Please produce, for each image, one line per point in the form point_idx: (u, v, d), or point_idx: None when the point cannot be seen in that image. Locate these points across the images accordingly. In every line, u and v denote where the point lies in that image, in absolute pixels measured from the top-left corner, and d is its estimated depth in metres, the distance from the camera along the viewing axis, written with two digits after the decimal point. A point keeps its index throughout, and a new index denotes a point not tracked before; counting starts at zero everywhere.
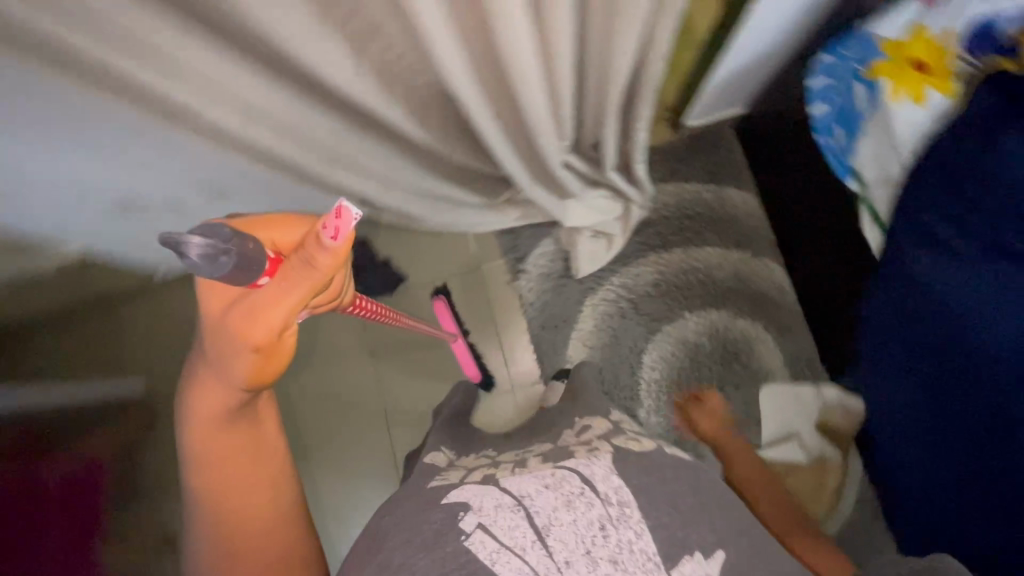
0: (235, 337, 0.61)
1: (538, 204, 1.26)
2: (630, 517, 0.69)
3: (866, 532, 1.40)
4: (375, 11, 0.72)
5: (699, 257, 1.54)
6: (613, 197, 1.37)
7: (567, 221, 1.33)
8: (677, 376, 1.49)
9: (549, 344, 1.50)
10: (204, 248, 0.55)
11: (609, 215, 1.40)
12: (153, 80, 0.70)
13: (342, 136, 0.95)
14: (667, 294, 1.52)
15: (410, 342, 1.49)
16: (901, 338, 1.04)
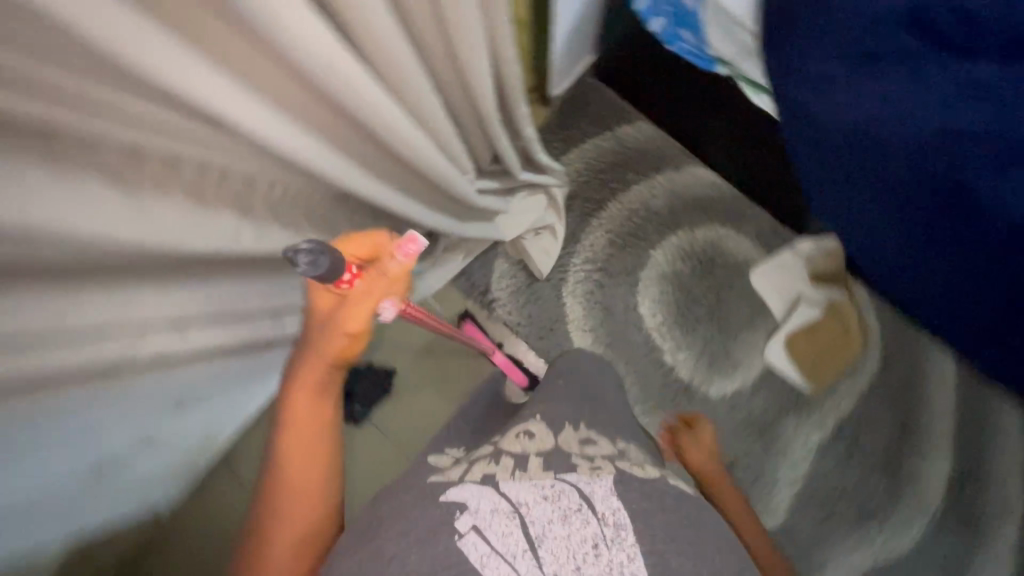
0: (335, 325, 0.75)
1: (473, 236, 1.26)
2: (624, 540, 0.69)
3: (903, 343, 1.48)
4: (248, 164, 0.70)
5: (633, 199, 1.59)
6: (532, 192, 1.39)
7: (503, 235, 1.35)
8: (677, 310, 1.52)
9: (554, 349, 1.52)
10: (307, 255, 0.65)
11: (539, 208, 1.41)
12: (81, 354, 0.66)
13: (273, 287, 0.92)
14: (627, 245, 1.56)
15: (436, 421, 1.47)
16: (893, 198, 1.08)
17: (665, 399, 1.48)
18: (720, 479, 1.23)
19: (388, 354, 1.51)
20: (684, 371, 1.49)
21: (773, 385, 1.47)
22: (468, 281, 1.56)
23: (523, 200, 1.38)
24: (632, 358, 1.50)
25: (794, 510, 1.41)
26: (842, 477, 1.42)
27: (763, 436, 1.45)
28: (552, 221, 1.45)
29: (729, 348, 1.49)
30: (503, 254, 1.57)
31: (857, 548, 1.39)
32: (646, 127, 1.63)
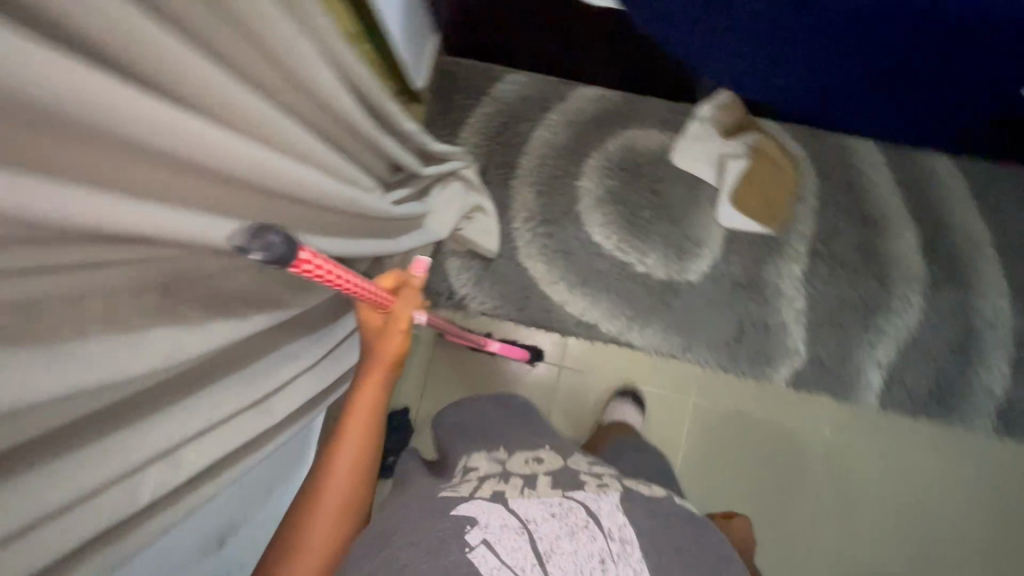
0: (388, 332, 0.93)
1: (414, 245, 1.28)
2: (630, 554, 0.74)
3: (831, 151, 1.55)
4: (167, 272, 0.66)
5: (539, 146, 1.62)
6: (444, 181, 1.40)
7: (439, 233, 1.36)
8: (625, 222, 1.56)
9: (538, 311, 1.54)
10: (256, 242, 0.54)
11: (460, 194, 1.43)
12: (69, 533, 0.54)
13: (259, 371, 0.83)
14: (554, 189, 1.60)
15: None
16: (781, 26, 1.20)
17: (656, 304, 1.52)
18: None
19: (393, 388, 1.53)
20: (660, 271, 1.53)
21: (740, 244, 1.53)
22: (430, 290, 1.56)
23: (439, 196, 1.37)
24: (610, 283, 1.54)
25: (811, 341, 1.48)
26: (835, 292, 1.49)
27: (754, 292, 1.50)
28: (477, 200, 1.47)
29: (686, 231, 1.54)
30: (450, 251, 1.58)
31: (878, 347, 1.46)
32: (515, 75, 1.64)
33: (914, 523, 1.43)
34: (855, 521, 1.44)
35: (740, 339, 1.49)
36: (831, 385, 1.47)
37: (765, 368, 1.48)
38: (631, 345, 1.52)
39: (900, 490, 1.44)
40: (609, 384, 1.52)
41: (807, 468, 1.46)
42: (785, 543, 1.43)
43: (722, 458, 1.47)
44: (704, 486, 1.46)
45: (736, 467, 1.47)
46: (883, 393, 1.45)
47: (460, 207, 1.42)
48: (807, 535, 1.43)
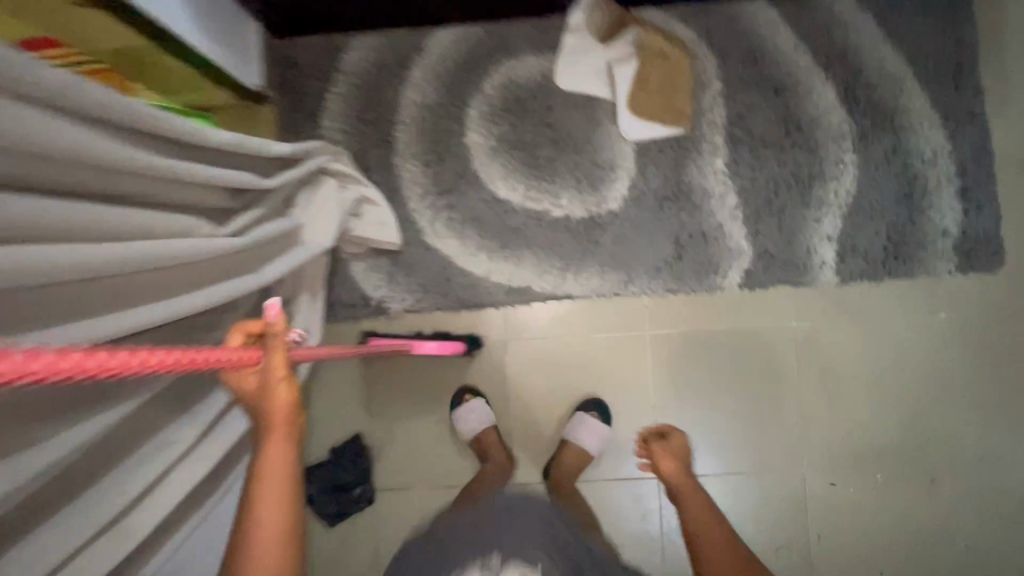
0: (265, 392, 0.75)
1: (291, 265, 1.14)
2: None
3: (726, 24, 1.38)
4: None
5: (411, 110, 1.44)
6: (309, 183, 1.25)
7: (318, 241, 1.23)
8: (527, 167, 1.41)
9: (463, 292, 1.40)
10: None
11: (331, 190, 1.27)
12: None
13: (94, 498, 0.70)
14: (441, 152, 1.43)
15: (422, 427, 1.41)
16: None
17: (584, 245, 1.39)
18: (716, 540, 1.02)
19: (336, 411, 1.43)
20: (579, 209, 1.39)
21: (653, 154, 1.39)
22: (345, 303, 1.42)
23: (311, 205, 1.24)
24: (530, 238, 1.39)
25: (753, 235, 1.36)
26: (765, 176, 1.37)
27: (681, 202, 1.38)
28: (357, 195, 1.32)
29: (594, 158, 1.40)
30: (351, 255, 1.42)
31: (823, 220, 1.35)
32: (361, 40, 1.45)
33: (897, 386, 1.38)
34: (839, 402, 1.39)
35: (680, 255, 1.37)
36: (786, 274, 1.36)
37: (714, 278, 1.37)
38: (571, 296, 1.39)
39: (876, 358, 1.38)
40: (559, 343, 1.41)
41: (782, 365, 1.39)
42: (773, 444, 1.39)
43: (693, 382, 1.40)
44: (680, 415, 1.40)
45: (709, 386, 1.40)
46: (840, 267, 1.36)
47: (340, 208, 1.28)
48: (793, 430, 1.39)
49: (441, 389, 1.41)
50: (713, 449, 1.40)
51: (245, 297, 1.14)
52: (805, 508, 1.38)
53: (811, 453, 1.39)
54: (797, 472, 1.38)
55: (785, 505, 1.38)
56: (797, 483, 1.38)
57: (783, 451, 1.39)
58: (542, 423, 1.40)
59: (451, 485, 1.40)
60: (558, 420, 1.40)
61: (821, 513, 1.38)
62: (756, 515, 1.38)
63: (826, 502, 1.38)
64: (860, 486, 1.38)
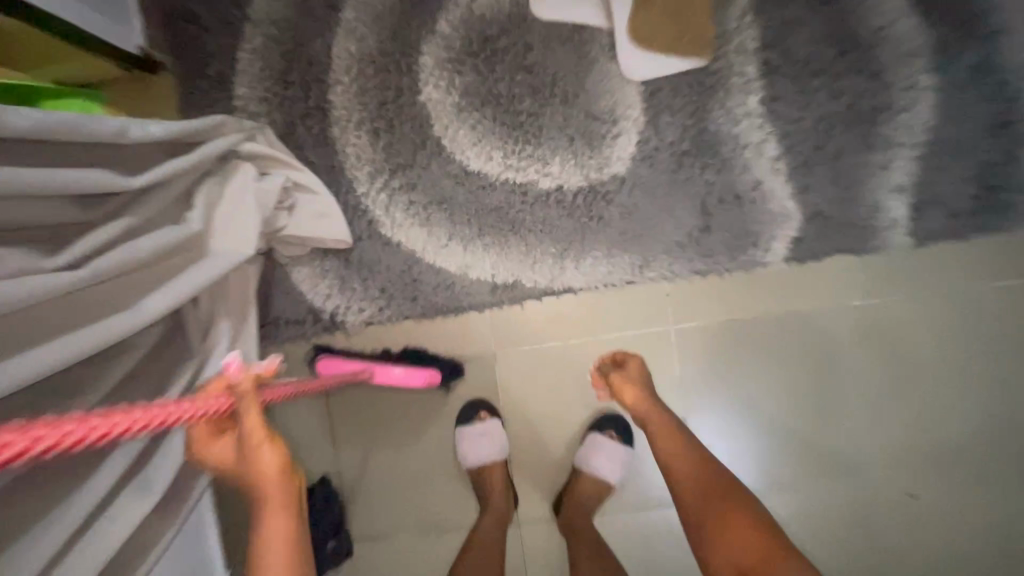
0: (244, 458, 0.61)
1: (193, 289, 0.85)
2: None
3: None
4: None
5: (349, 64, 1.11)
6: (217, 176, 0.95)
7: (232, 251, 0.93)
8: (504, 127, 1.09)
9: (435, 295, 1.10)
10: None
11: (247, 179, 0.97)
12: None
13: None
14: (392, 117, 1.11)
15: (399, 463, 1.14)
16: None
17: (584, 222, 1.09)
18: (703, 493, 0.86)
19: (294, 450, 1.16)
20: (574, 178, 1.08)
21: (667, 96, 1.07)
22: (291, 320, 1.13)
23: (223, 204, 0.94)
24: (515, 220, 1.09)
25: (802, 191, 1.06)
26: (814, 113, 1.05)
27: (705, 157, 1.07)
28: (281, 179, 1.01)
29: (590, 108, 1.08)
30: (295, 259, 1.13)
31: (892, 165, 1.05)
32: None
33: (993, 371, 1.08)
34: (917, 396, 1.10)
35: (708, 225, 1.07)
36: (846, 237, 1.06)
37: (753, 251, 1.08)
38: (573, 289, 1.10)
39: (965, 338, 1.08)
40: (561, 348, 1.13)
41: (845, 352, 1.10)
42: (835, 454, 1.12)
43: (730, 384, 1.12)
44: (714, 426, 1.13)
45: (750, 387, 1.12)
46: (916, 224, 1.05)
47: (263, 201, 0.98)
48: (858, 434, 1.11)
49: (421, 415, 1.15)
50: (757, 464, 1.13)
51: (141, 334, 0.85)
52: (879, 531, 1.10)
53: (884, 462, 1.11)
54: (866, 485, 1.11)
55: (855, 527, 1.11)
56: (866, 499, 1.11)
57: (847, 461, 1.11)
58: (547, 444, 1.14)
59: (443, 530, 1.14)
60: (567, 442, 1.14)
61: (901, 537, 1.10)
62: (817, 543, 1.11)
63: (907, 522, 1.10)
64: (949, 500, 1.09)
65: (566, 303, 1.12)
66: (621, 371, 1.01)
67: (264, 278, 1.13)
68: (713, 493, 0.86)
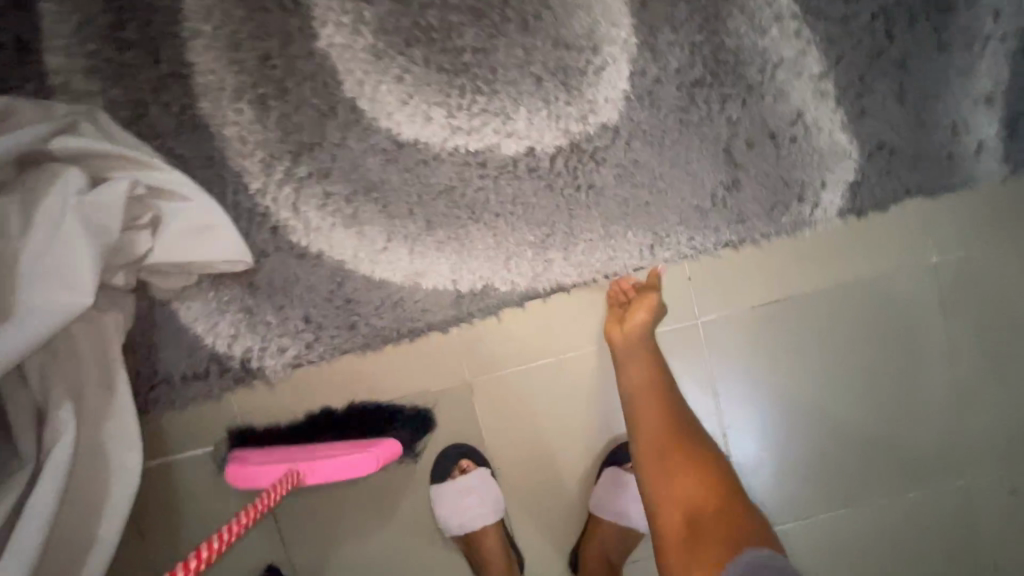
0: None
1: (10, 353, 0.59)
2: None
3: None
4: None
5: (210, 5, 0.77)
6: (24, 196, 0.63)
7: (58, 306, 0.62)
8: (443, 74, 0.77)
9: (380, 318, 0.81)
10: None
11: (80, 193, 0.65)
12: None
13: None
14: (285, 76, 0.78)
15: (365, 543, 0.85)
16: None
17: (570, 195, 0.79)
18: (671, 433, 0.73)
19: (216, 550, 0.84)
20: (550, 134, 0.78)
21: (665, 4, 0.77)
22: (189, 376, 0.82)
23: (37, 229, 0.62)
24: (476, 203, 0.79)
25: (859, 118, 0.80)
26: (868, 7, 0.78)
27: (725, 85, 0.78)
28: (127, 182, 0.68)
29: (560, 33, 0.77)
30: (180, 293, 0.81)
31: (974, 69, 0.79)
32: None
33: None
34: (1015, 366, 0.86)
35: (737, 179, 0.80)
36: (924, 174, 0.81)
37: (797, 207, 0.81)
38: (565, 286, 0.81)
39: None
40: (556, 366, 0.84)
41: (921, 324, 0.85)
42: (924, 452, 0.87)
43: (780, 381, 0.86)
44: (762, 438, 0.87)
45: (805, 382, 0.86)
46: (1008, 145, 0.81)
47: (99, 223, 0.66)
48: (945, 424, 0.86)
49: (382, 475, 0.85)
50: (826, 479, 0.87)
51: None
52: (981, 541, 0.87)
53: (980, 454, 0.87)
54: (962, 487, 0.87)
55: (952, 541, 0.87)
56: (963, 504, 0.87)
57: (935, 460, 0.87)
58: (557, 491, 0.86)
59: None
60: (580, 484, 0.86)
61: (1008, 544, 0.87)
62: (908, 568, 0.87)
63: (1014, 524, 0.87)
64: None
65: (558, 307, 0.83)
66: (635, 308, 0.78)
67: (139, 324, 0.81)
68: (681, 435, 0.73)
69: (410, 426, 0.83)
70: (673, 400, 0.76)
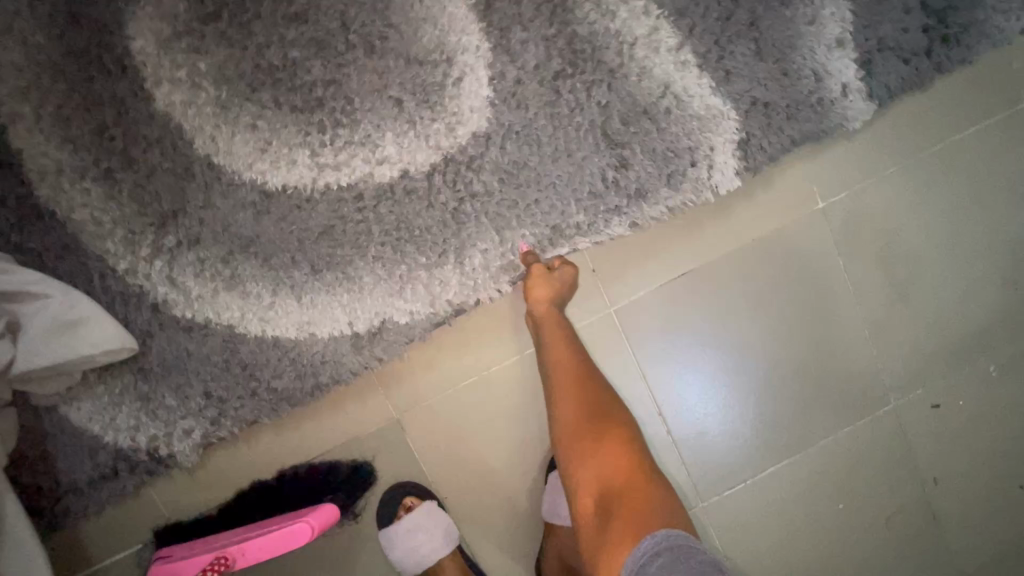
0: None
1: None
2: None
3: None
4: None
5: (29, 85, 0.72)
6: None
7: None
8: (297, 113, 0.74)
9: (282, 377, 0.76)
10: None
11: None
12: None
13: None
14: (129, 146, 0.74)
15: None
16: None
17: (455, 208, 0.76)
18: (589, 407, 0.72)
19: None
20: (422, 153, 0.76)
21: (509, 2, 0.75)
22: (97, 478, 0.77)
23: None
24: (358, 237, 0.76)
25: (726, 80, 0.78)
26: None
27: (587, 72, 0.76)
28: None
29: (410, 50, 0.74)
30: (65, 394, 0.75)
31: (819, 16, 0.78)
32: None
33: (998, 232, 0.87)
34: (917, 286, 0.87)
35: (624, 158, 0.78)
36: (804, 123, 0.79)
37: (693, 172, 0.79)
38: (470, 306, 0.77)
39: (953, 198, 0.86)
40: (484, 385, 0.81)
41: (822, 265, 0.86)
42: (850, 388, 0.88)
43: (705, 350, 0.86)
44: (699, 410, 0.87)
45: (729, 345, 0.86)
46: (870, 82, 0.80)
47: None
48: (867, 358, 0.88)
49: (329, 534, 0.82)
50: (766, 436, 0.88)
51: None
52: (922, 462, 0.89)
53: (905, 380, 0.89)
54: (894, 415, 0.89)
55: (896, 467, 0.89)
56: (899, 430, 0.89)
57: (864, 394, 0.88)
58: (511, 510, 0.83)
59: None
60: (532, 499, 0.83)
61: (947, 459, 0.89)
62: (859, 504, 0.89)
63: (951, 440, 0.89)
64: (988, 398, 0.89)
65: (471, 328, 0.80)
66: (547, 280, 0.74)
67: (29, 436, 0.76)
68: (600, 410, 0.72)
69: (346, 483, 0.80)
70: (591, 379, 0.74)
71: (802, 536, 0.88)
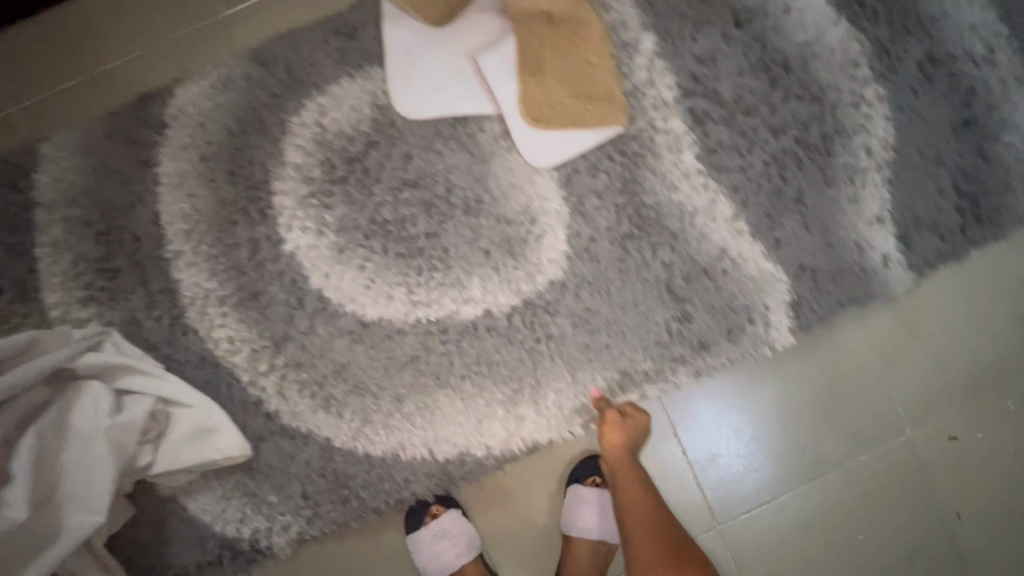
0: None
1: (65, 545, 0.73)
2: None
3: None
4: None
5: (189, 227, 0.87)
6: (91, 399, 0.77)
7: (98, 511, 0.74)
8: (401, 259, 0.87)
9: (367, 489, 0.86)
10: None
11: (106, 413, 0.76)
12: None
13: None
14: (260, 279, 0.87)
15: None
16: None
17: (531, 346, 0.86)
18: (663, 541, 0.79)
19: None
20: (503, 296, 0.86)
21: (588, 176, 0.87)
22: (203, 563, 0.87)
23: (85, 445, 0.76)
24: (440, 368, 0.86)
25: (777, 247, 0.88)
26: (761, 156, 0.88)
27: (653, 236, 0.87)
28: (149, 403, 0.79)
29: (501, 211, 0.87)
30: (186, 486, 0.87)
31: (860, 196, 0.88)
32: (69, 144, 0.87)
33: (1009, 273, 0.90)
34: (929, 327, 0.90)
35: (686, 312, 0.87)
36: (849, 286, 0.88)
37: (750, 328, 0.87)
38: (543, 442, 0.87)
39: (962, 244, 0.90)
40: (547, 513, 0.88)
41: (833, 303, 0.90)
42: (866, 426, 0.89)
43: (719, 376, 0.89)
44: (714, 431, 0.89)
45: (743, 368, 0.89)
46: (909, 254, 0.88)
47: (120, 439, 0.77)
48: (882, 394, 0.89)
49: None
50: (782, 469, 0.89)
51: None
52: (942, 497, 0.89)
53: (923, 414, 0.89)
54: (912, 448, 0.89)
55: (912, 502, 0.89)
56: (917, 464, 0.89)
57: (882, 426, 0.89)
58: None
59: None
60: None
61: (968, 497, 0.89)
62: (879, 541, 0.88)
63: (970, 477, 0.89)
64: (1009, 433, 0.89)
65: (540, 464, 0.88)
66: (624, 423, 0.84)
67: (150, 520, 0.87)
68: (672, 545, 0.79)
69: None
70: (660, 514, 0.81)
71: (820, 566, 0.88)
